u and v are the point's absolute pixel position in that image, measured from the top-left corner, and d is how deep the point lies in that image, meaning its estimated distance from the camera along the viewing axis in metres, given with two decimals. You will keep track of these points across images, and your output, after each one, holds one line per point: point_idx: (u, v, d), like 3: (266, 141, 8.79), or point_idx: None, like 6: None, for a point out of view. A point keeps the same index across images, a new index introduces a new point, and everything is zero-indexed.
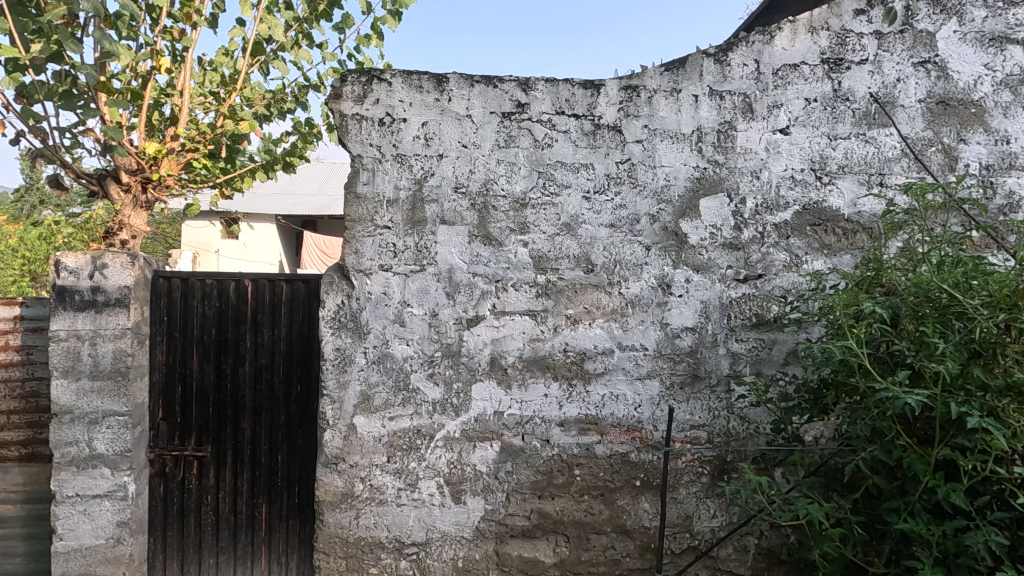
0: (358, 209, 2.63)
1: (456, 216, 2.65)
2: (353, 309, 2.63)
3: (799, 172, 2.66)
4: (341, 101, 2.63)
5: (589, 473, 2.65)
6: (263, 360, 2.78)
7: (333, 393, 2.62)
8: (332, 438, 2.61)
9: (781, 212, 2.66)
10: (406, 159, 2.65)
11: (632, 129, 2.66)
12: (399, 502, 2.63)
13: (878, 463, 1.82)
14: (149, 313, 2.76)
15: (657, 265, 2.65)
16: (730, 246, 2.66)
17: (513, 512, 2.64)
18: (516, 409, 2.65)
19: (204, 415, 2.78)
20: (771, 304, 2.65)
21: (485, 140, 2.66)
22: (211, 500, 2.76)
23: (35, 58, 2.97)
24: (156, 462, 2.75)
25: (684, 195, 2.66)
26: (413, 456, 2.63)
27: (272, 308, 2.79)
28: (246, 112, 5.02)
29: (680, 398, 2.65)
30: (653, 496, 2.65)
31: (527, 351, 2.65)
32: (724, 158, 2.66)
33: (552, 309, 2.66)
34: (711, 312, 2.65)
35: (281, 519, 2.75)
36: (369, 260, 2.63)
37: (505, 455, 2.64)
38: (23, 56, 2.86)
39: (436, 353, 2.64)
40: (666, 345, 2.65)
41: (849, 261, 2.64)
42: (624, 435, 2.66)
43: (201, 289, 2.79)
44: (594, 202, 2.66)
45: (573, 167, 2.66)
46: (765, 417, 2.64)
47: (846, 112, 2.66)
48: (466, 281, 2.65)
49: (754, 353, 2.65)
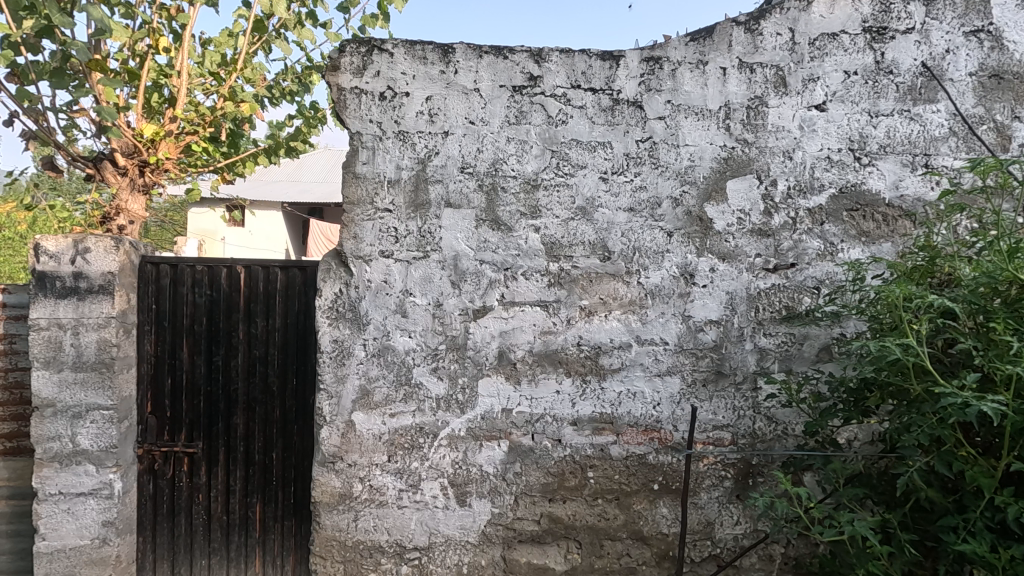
0: (356, 190, 2.45)
1: (462, 198, 2.46)
2: (352, 299, 2.45)
3: (836, 152, 2.44)
4: (339, 74, 2.43)
5: (604, 475, 2.48)
6: (257, 352, 2.62)
7: (331, 387, 2.46)
8: (329, 436, 2.45)
9: (815, 195, 2.44)
10: (408, 137, 2.45)
11: (653, 105, 2.45)
12: (400, 504, 2.47)
13: (932, 475, 1.63)
14: (137, 300, 2.60)
15: (679, 253, 2.45)
16: (759, 232, 2.45)
17: (521, 516, 2.48)
18: (526, 406, 2.47)
19: (196, 409, 2.62)
20: (803, 296, 2.44)
21: (494, 116, 2.45)
22: (203, 499, 2.62)
23: (27, 35, 2.84)
24: (146, 458, 2.60)
25: (709, 176, 2.45)
26: (415, 455, 2.47)
27: (267, 297, 2.62)
28: (246, 93, 4.85)
29: (702, 396, 2.46)
30: (672, 501, 2.47)
31: (538, 345, 2.47)
32: (753, 137, 2.45)
33: (565, 300, 2.47)
34: (737, 304, 2.45)
35: (276, 519, 2.60)
36: (368, 246, 2.45)
37: (513, 456, 2.47)
38: (15, 35, 2.77)
39: (440, 346, 2.46)
40: (688, 339, 2.46)
41: (890, 250, 2.43)
42: (641, 436, 2.47)
43: (192, 276, 2.62)
44: (612, 183, 2.45)
45: (589, 146, 2.46)
46: (794, 418, 2.45)
47: (889, 86, 2.43)
48: (472, 269, 2.46)
49: (783, 349, 2.45)
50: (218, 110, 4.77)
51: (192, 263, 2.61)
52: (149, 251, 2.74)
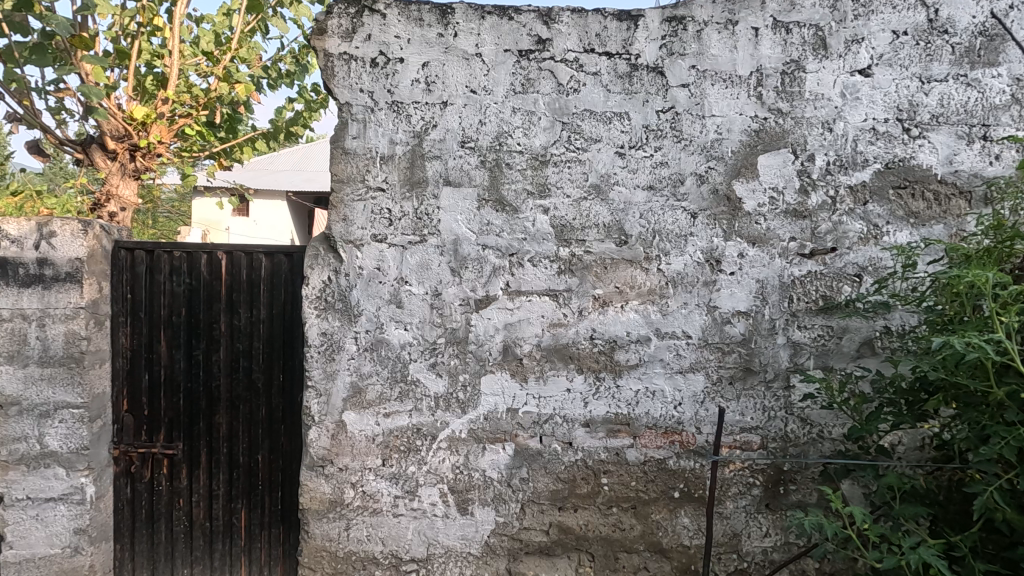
0: (345, 167, 2.22)
1: (463, 175, 2.22)
2: (341, 288, 2.23)
3: (882, 122, 2.18)
4: (325, 38, 2.19)
5: (619, 482, 2.25)
6: (241, 345, 2.41)
7: (319, 384, 2.24)
8: (318, 438, 2.24)
9: (858, 171, 2.18)
10: (403, 107, 2.21)
11: (676, 71, 2.19)
12: (396, 511, 2.26)
13: (1009, 492, 1.43)
14: (110, 290, 2.38)
15: (704, 236, 2.20)
16: (794, 213, 2.19)
17: (529, 526, 2.26)
18: (534, 406, 2.24)
19: (175, 407, 2.42)
20: (842, 284, 2.19)
21: (498, 84, 2.21)
22: (184, 504, 2.42)
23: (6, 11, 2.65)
24: (122, 460, 2.40)
25: (739, 151, 2.19)
26: (412, 459, 2.25)
27: (250, 286, 2.41)
28: (242, 74, 4.64)
29: (729, 395, 2.23)
30: (694, 510, 2.25)
31: (547, 338, 2.23)
32: (789, 106, 2.18)
33: (577, 289, 2.23)
34: (769, 293, 2.20)
35: (262, 527, 2.40)
36: (359, 229, 2.22)
37: (519, 460, 2.25)
38: None
39: (439, 340, 2.24)
40: (713, 332, 2.22)
41: (941, 233, 2.16)
42: (660, 438, 2.24)
43: (169, 262, 2.41)
44: (629, 159, 2.20)
45: (604, 118, 2.20)
46: (830, 420, 2.21)
47: (943, 47, 2.15)
48: (474, 254, 2.23)
49: (819, 343, 2.20)
50: (214, 93, 4.60)
51: (169, 249, 2.40)
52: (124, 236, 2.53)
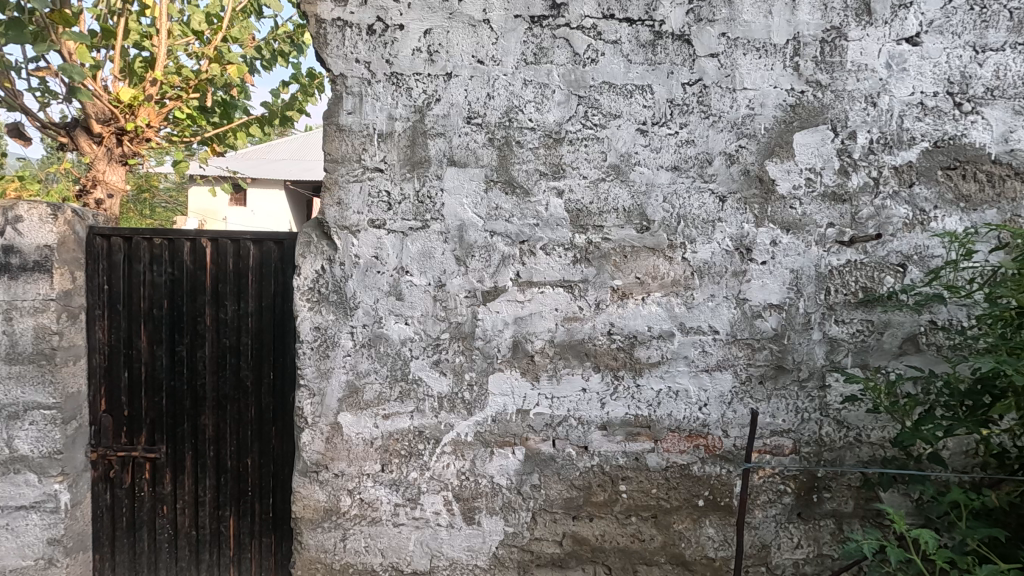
0: (339, 145, 2.02)
1: (469, 155, 2.02)
2: (336, 278, 2.04)
3: (931, 97, 1.97)
4: (317, 2, 1.98)
5: (639, 489, 2.07)
6: (228, 341, 2.22)
7: (312, 384, 2.05)
8: (312, 441, 2.05)
9: (904, 150, 1.98)
10: (403, 80, 2.01)
11: (704, 39, 1.98)
12: (396, 521, 2.08)
13: None
14: (85, 280, 2.19)
15: (733, 221, 2.01)
16: (832, 197, 2.00)
17: (540, 536, 2.08)
18: (546, 407, 2.06)
19: (157, 407, 2.23)
20: (884, 275, 2.00)
21: (507, 54, 2.00)
22: (168, 512, 2.24)
23: None
24: (100, 464, 2.22)
25: (773, 128, 1.99)
26: (414, 464, 2.07)
27: (238, 277, 2.21)
28: (235, 55, 4.41)
29: (759, 396, 2.05)
30: (720, 520, 2.07)
31: (560, 334, 2.04)
32: (828, 78, 1.98)
33: (594, 279, 2.03)
34: (804, 285, 2.01)
35: (252, 536, 2.23)
36: (355, 213, 2.02)
37: (530, 465, 2.07)
38: None
39: (443, 336, 2.05)
40: (743, 327, 2.03)
41: (994, 218, 1.97)
42: (684, 442, 2.06)
43: (149, 251, 2.21)
44: (651, 137, 2.00)
45: (624, 91, 2.00)
46: (870, 422, 2.03)
47: (1000, 13, 1.94)
48: (481, 242, 2.03)
49: (858, 339, 2.02)
50: (205, 75, 4.38)
51: (148, 236, 2.20)
52: (101, 222, 2.33)
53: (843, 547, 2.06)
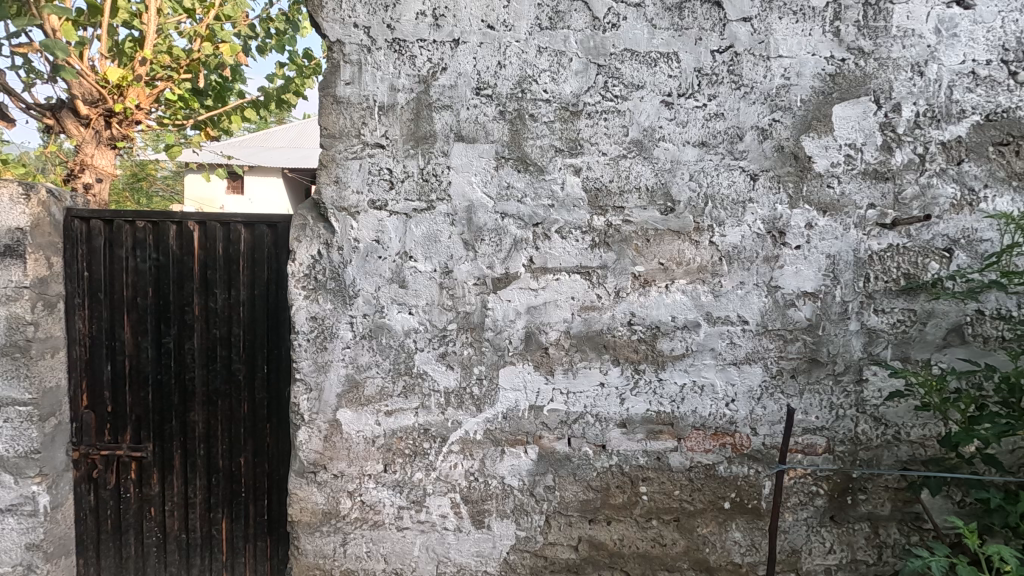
0: (336, 120, 1.85)
1: (478, 129, 1.85)
2: (333, 264, 1.88)
3: (984, 65, 1.80)
4: None
5: (661, 491, 1.93)
6: (218, 332, 2.06)
7: (309, 378, 1.90)
8: (309, 440, 1.91)
9: (953, 124, 1.81)
10: (406, 46, 1.84)
11: (736, 1, 1.81)
12: (400, 525, 1.94)
13: None
14: (63, 266, 2.03)
15: (766, 202, 1.85)
16: (874, 175, 1.84)
17: (555, 541, 1.94)
18: (561, 403, 1.91)
19: (143, 403, 2.08)
20: (929, 260, 1.84)
21: (520, 18, 1.83)
22: (156, 514, 2.10)
23: None
24: (83, 464, 2.07)
25: (810, 100, 1.82)
26: (419, 464, 1.93)
27: (228, 263, 2.05)
28: (227, 33, 4.22)
29: (790, 391, 1.90)
30: (747, 524, 1.93)
31: (577, 324, 1.89)
32: (872, 45, 1.81)
33: (613, 265, 1.88)
34: (841, 271, 1.86)
35: (246, 540, 2.09)
36: (354, 193, 1.86)
37: (543, 465, 1.92)
38: None
39: (450, 327, 1.89)
40: (774, 317, 1.88)
41: None
42: (709, 441, 1.92)
43: (132, 235, 2.05)
44: (677, 110, 1.84)
45: (647, 59, 1.83)
46: (910, 420, 1.88)
47: None
48: (491, 224, 1.87)
49: (899, 331, 1.86)
50: (197, 56, 4.23)
51: (131, 218, 2.04)
52: (79, 204, 2.16)
53: (878, 553, 1.92)
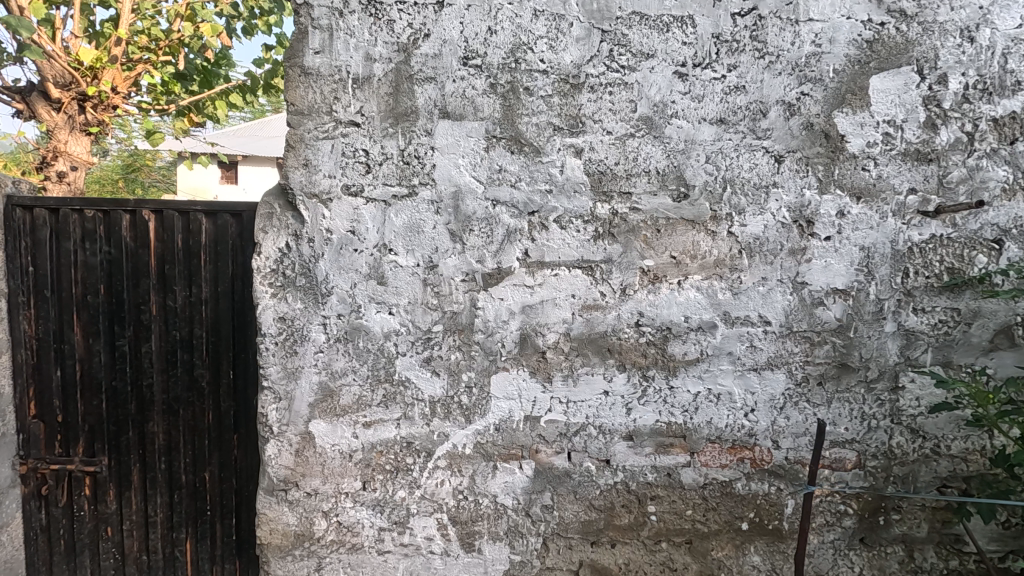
0: (304, 94, 1.62)
1: (466, 105, 1.63)
2: (303, 259, 1.66)
3: None
4: None
5: (671, 510, 1.73)
6: (178, 334, 1.86)
7: (277, 386, 1.69)
8: (278, 455, 1.70)
9: (1006, 98, 1.59)
10: (383, 10, 1.61)
11: None
12: (381, 548, 1.74)
13: None
14: (5, 261, 1.81)
15: (792, 187, 1.63)
16: (915, 156, 1.62)
17: (552, 566, 1.75)
18: (560, 413, 1.70)
19: (97, 412, 1.88)
20: (976, 253, 1.62)
21: None
22: (114, 534, 1.91)
23: None
24: (31, 480, 1.87)
25: (844, 71, 1.60)
26: (402, 482, 1.72)
27: (187, 257, 1.84)
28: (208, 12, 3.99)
29: (817, 400, 1.69)
30: (767, 546, 1.73)
31: (578, 325, 1.68)
32: (915, 6, 1.58)
33: (619, 259, 1.66)
34: (877, 266, 1.64)
35: (212, 562, 1.89)
36: (326, 177, 1.64)
37: (541, 482, 1.72)
38: None
39: (436, 329, 1.69)
40: (800, 317, 1.66)
41: None
42: (725, 456, 1.71)
43: (81, 226, 1.84)
44: (692, 82, 1.61)
45: (658, 23, 1.61)
46: (951, 432, 1.68)
47: None
48: (481, 213, 1.66)
49: (941, 332, 1.65)
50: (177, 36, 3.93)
51: (79, 207, 1.82)
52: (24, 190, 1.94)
53: None
